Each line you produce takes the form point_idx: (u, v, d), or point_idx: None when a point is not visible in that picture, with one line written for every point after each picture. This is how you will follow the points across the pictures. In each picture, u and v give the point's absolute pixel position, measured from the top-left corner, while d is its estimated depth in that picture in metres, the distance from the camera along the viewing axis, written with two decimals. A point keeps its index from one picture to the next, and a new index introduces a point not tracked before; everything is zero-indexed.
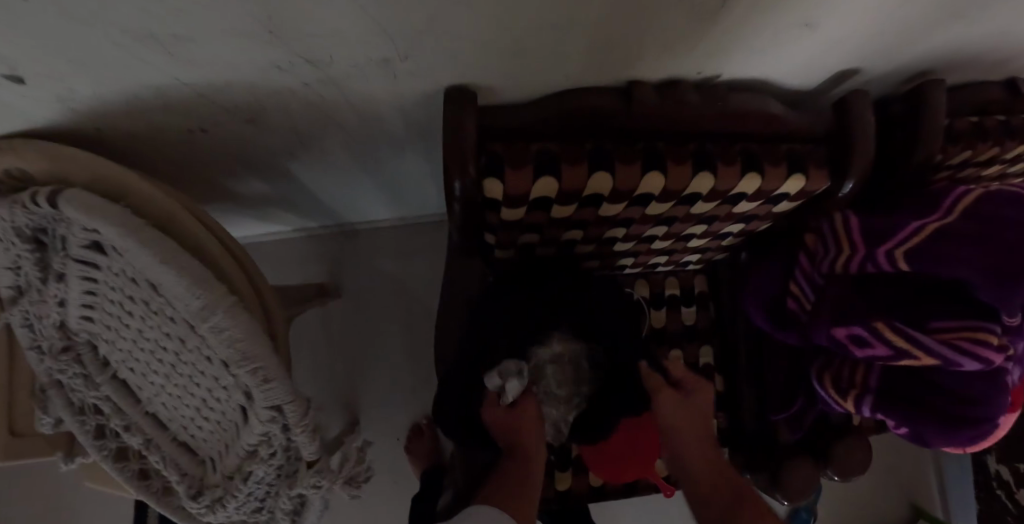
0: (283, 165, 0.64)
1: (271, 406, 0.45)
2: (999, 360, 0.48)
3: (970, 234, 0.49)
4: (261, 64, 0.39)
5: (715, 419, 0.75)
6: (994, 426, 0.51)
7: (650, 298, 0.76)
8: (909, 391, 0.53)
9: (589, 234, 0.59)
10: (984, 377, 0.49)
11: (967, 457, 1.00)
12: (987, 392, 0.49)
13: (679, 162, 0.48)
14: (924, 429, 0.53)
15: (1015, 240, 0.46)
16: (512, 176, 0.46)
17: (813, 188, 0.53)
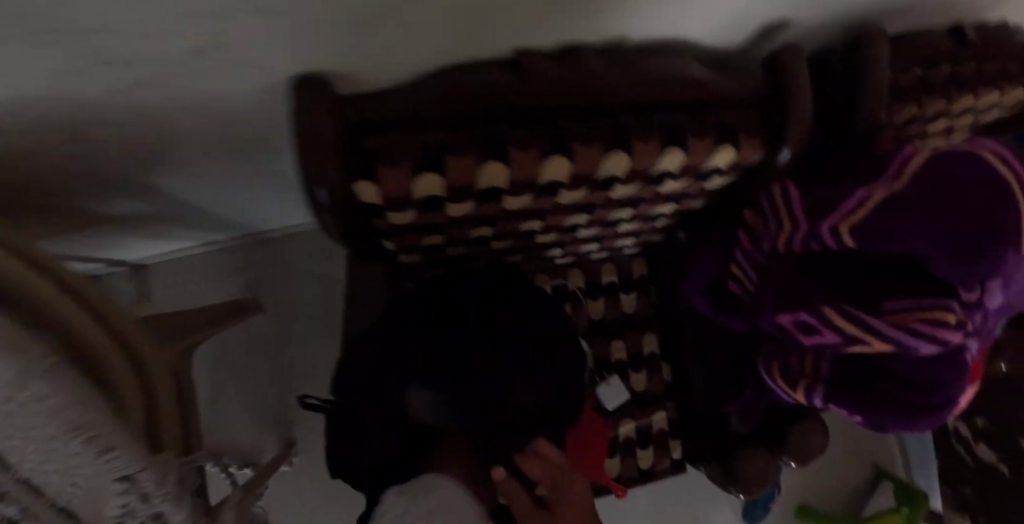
0: (146, 180, 0.55)
1: (126, 477, 0.35)
2: (958, 339, 0.41)
3: (921, 202, 0.43)
4: (38, 82, 0.30)
5: (664, 411, 0.70)
6: (953, 407, 0.45)
7: (586, 288, 0.71)
8: (862, 377, 0.48)
9: (503, 230, 0.53)
10: (942, 358, 0.43)
11: None
12: (950, 376, 0.42)
13: (586, 142, 0.41)
14: (883, 419, 0.47)
15: (970, 203, 0.40)
16: (388, 174, 0.39)
17: (745, 159, 0.47)
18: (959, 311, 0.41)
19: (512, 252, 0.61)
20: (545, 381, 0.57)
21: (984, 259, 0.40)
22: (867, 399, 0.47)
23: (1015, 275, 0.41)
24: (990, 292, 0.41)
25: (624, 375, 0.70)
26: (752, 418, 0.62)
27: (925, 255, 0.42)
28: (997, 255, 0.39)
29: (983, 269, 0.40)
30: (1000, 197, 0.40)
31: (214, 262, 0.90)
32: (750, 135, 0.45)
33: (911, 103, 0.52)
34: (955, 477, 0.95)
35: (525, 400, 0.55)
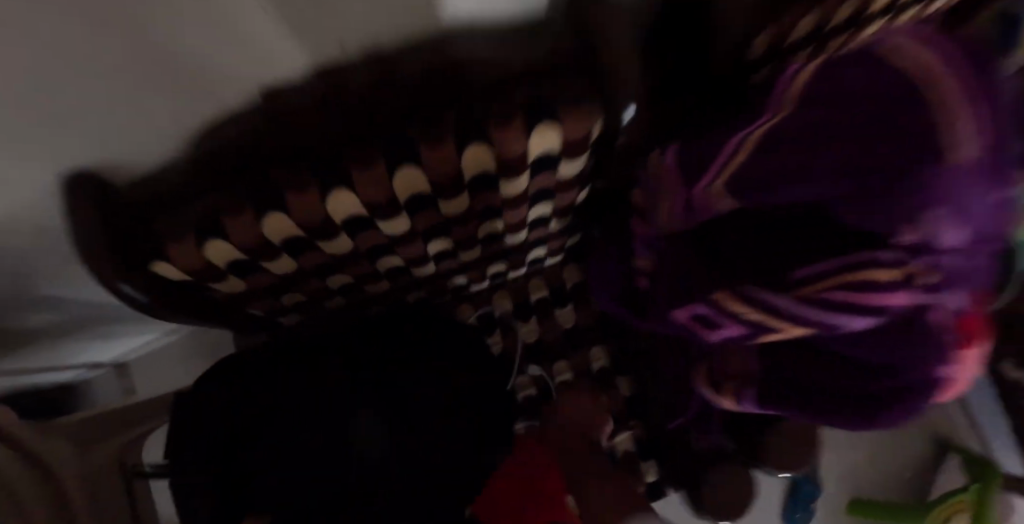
0: (35, 293, 0.54)
1: None
2: (902, 301, 0.31)
3: (805, 127, 0.30)
4: None
5: (629, 431, 0.63)
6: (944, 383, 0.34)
7: (514, 311, 0.66)
8: (809, 367, 0.39)
9: (362, 274, 0.49)
10: (896, 326, 0.33)
11: (988, 378, 0.81)
12: (919, 344, 0.32)
13: (365, 167, 0.35)
14: (845, 405, 0.38)
15: (863, 110, 0.28)
16: (177, 252, 0.37)
17: (575, 136, 0.37)
18: (910, 263, 0.30)
19: (405, 288, 0.56)
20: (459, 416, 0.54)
21: (912, 197, 0.27)
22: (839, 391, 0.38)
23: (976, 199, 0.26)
24: (938, 234, 0.28)
25: (572, 396, 0.64)
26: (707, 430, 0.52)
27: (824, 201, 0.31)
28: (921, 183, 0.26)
29: (903, 202, 0.27)
30: (903, 98, 0.26)
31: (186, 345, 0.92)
32: (582, 106, 0.35)
33: (810, 14, 0.41)
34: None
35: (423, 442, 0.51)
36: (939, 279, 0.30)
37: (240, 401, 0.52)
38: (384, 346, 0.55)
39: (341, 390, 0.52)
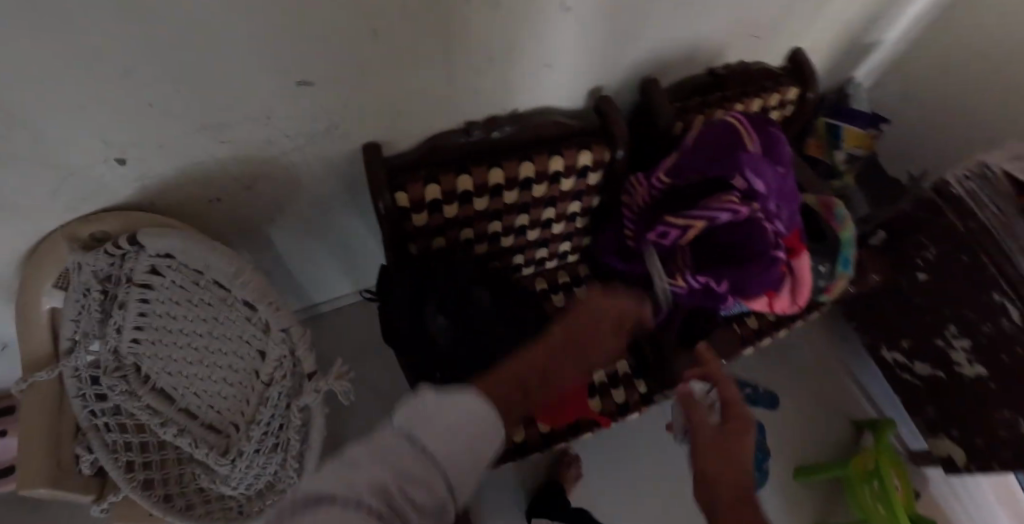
0: (270, 235, 0.85)
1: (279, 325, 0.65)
2: (745, 210, 0.73)
3: (699, 146, 0.77)
4: (260, 140, 0.66)
5: (625, 360, 0.92)
6: (773, 258, 0.75)
7: (549, 287, 1.00)
8: (715, 256, 0.76)
9: (478, 231, 0.87)
10: (745, 225, 0.74)
11: (876, 367, 1.13)
12: (756, 232, 0.74)
13: (509, 159, 0.77)
14: (733, 273, 0.75)
15: (719, 141, 0.77)
16: (411, 186, 0.75)
17: (600, 157, 0.81)
18: (741, 195, 0.74)
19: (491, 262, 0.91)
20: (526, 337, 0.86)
21: (737, 163, 0.73)
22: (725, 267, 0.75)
23: (762, 172, 0.73)
24: (752, 181, 0.73)
25: None
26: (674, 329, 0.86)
27: (706, 172, 0.76)
28: (739, 156, 0.73)
29: (736, 164, 0.73)
30: (730, 137, 0.76)
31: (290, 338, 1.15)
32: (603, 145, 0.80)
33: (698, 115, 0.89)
34: (915, 404, 1.06)
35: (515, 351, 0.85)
36: (758, 206, 0.74)
37: (393, 307, 0.83)
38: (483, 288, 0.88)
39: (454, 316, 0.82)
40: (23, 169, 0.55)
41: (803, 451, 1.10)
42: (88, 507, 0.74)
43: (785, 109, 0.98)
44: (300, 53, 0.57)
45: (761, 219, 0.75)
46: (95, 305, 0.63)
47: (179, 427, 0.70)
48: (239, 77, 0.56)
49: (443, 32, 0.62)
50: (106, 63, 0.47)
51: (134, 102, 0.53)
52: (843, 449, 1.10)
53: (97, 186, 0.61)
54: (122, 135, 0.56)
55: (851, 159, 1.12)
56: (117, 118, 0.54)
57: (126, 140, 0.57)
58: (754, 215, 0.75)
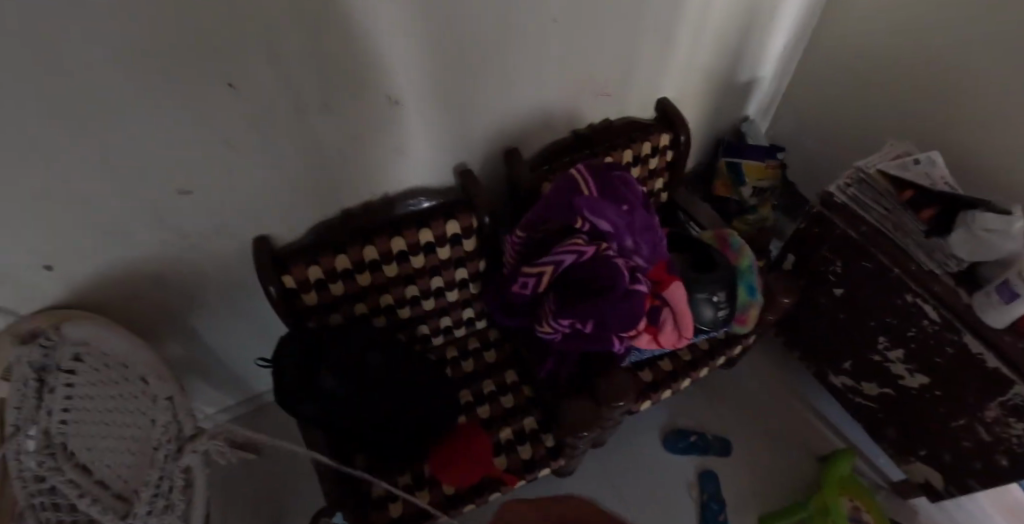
0: (194, 326, 0.96)
1: None
2: (590, 249, 0.78)
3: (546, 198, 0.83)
4: (161, 243, 0.79)
5: (532, 416, 0.92)
6: (627, 292, 0.77)
7: (459, 354, 1.01)
8: (576, 298, 0.78)
9: (372, 305, 0.91)
10: (595, 263, 0.78)
11: (835, 397, 1.06)
12: (607, 268, 0.77)
13: (383, 236, 0.85)
14: (592, 311, 0.77)
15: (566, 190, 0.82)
16: (296, 268, 0.82)
17: (469, 224, 0.87)
18: (586, 236, 0.79)
19: (392, 334, 0.92)
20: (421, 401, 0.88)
21: (575, 208, 0.79)
22: (583, 307, 0.77)
23: (601, 211, 0.79)
24: (593, 222, 0.79)
25: (496, 400, 0.94)
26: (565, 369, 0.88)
27: (553, 220, 0.80)
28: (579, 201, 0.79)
29: (575, 209, 0.79)
30: (565, 185, 0.81)
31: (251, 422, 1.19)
32: (469, 214, 0.87)
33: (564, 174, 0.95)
34: (876, 427, 0.99)
35: (417, 409, 0.87)
36: (606, 244, 0.79)
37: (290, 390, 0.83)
38: (384, 357, 0.88)
39: (345, 394, 0.82)
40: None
41: (764, 493, 1.01)
42: None
43: (665, 156, 1.01)
44: (165, 170, 0.69)
45: (612, 256, 0.78)
46: (31, 392, 0.68)
47: (95, 500, 0.74)
48: (119, 191, 0.69)
49: (291, 133, 0.74)
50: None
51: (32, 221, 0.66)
52: (809, 489, 1.01)
53: (27, 293, 0.75)
54: (36, 250, 0.70)
55: (758, 192, 1.10)
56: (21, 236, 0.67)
57: (40, 254, 0.70)
58: (603, 253, 0.79)
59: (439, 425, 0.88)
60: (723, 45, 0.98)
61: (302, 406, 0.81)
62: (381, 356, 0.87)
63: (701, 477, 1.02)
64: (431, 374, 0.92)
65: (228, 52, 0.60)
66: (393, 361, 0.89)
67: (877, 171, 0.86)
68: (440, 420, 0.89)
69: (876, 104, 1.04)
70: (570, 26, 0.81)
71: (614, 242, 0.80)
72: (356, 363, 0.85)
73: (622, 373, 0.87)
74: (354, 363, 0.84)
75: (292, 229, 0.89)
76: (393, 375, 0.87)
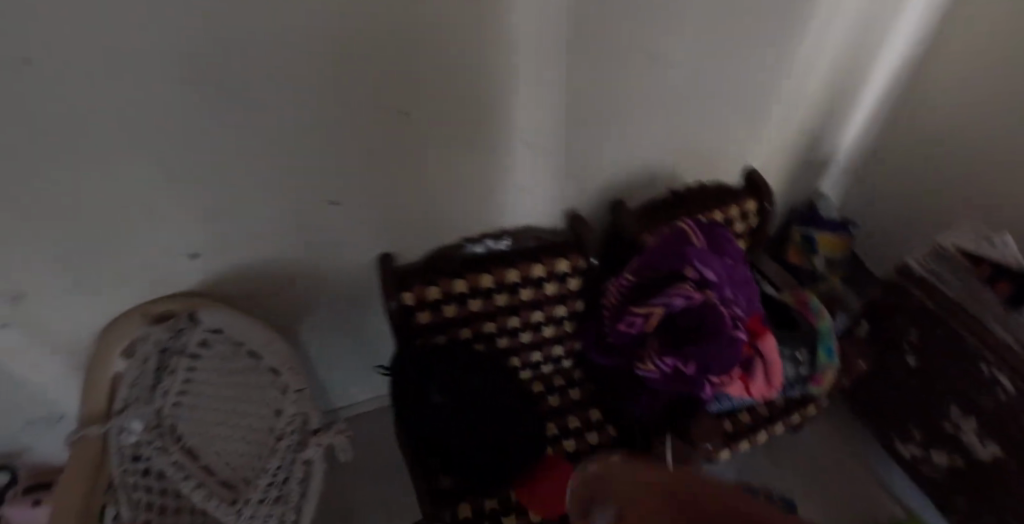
0: (301, 333, 1.02)
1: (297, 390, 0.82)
2: (697, 296, 0.83)
3: (657, 246, 0.90)
4: (297, 248, 0.87)
5: (617, 454, 0.95)
6: (730, 339, 0.82)
7: (545, 389, 1.04)
8: (680, 341, 0.84)
9: (475, 331, 0.97)
10: (701, 309, 0.83)
11: (905, 468, 1.08)
12: (713, 316, 0.82)
13: (500, 268, 0.92)
14: (696, 353, 0.82)
15: (677, 241, 0.89)
16: (417, 287, 0.89)
17: (577, 264, 0.96)
18: (695, 284, 0.85)
19: (489, 358, 0.96)
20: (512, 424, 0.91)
21: (685, 258, 0.86)
22: (687, 350, 0.82)
23: (709, 262, 0.86)
24: (702, 272, 0.85)
25: (581, 435, 0.99)
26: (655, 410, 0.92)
27: (664, 267, 0.88)
28: (689, 252, 0.86)
29: (685, 259, 0.86)
30: (678, 236, 0.89)
31: None
32: (577, 257, 0.96)
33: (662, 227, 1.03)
34: (946, 498, 1.01)
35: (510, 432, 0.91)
36: (712, 293, 0.84)
37: (402, 401, 0.90)
38: (482, 380, 0.92)
39: (449, 408, 0.88)
40: (121, 257, 0.78)
41: None
42: None
43: (749, 221, 1.10)
44: (325, 175, 0.79)
45: (717, 305, 0.84)
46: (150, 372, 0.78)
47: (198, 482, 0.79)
48: (283, 187, 0.78)
49: (436, 160, 0.84)
50: (186, 179, 0.72)
51: (202, 203, 0.75)
52: None
53: (173, 274, 0.83)
54: (196, 232, 0.79)
55: (830, 263, 1.20)
56: (189, 214, 0.76)
57: (197, 237, 0.79)
58: (709, 301, 0.84)
59: (528, 452, 0.92)
60: (802, 126, 1.10)
61: (412, 414, 0.88)
62: (480, 378, 0.92)
63: None
64: (520, 401, 0.96)
65: (405, 79, 0.72)
66: (487, 384, 0.93)
67: (954, 248, 0.95)
68: (525, 444, 0.91)
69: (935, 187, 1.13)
70: (682, 97, 0.93)
71: (718, 292, 0.85)
72: (459, 381, 0.89)
73: (708, 418, 0.92)
74: (456, 381, 0.89)
75: (411, 251, 0.96)
76: (488, 397, 0.91)
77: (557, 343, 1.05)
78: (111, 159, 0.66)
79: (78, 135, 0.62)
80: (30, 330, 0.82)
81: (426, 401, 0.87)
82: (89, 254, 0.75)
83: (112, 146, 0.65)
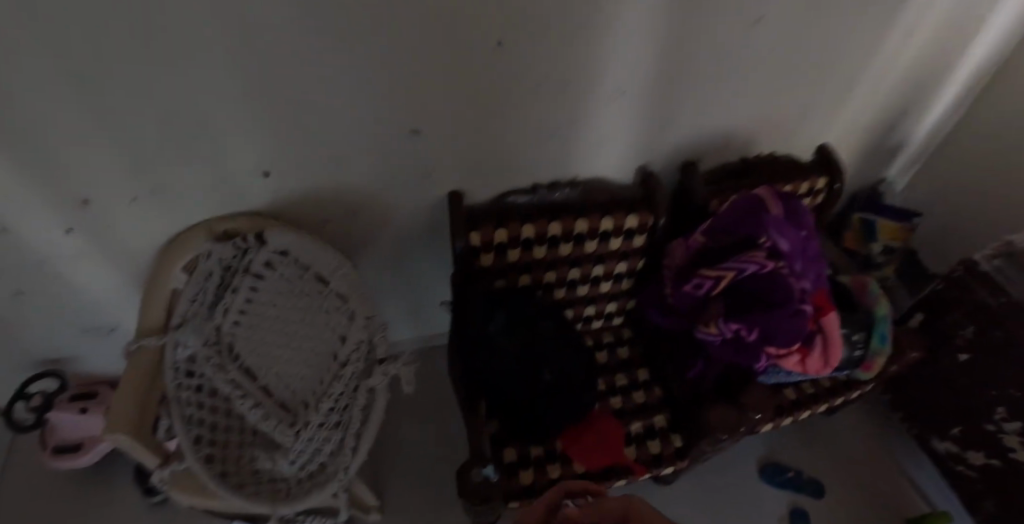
0: (361, 260, 1.02)
1: (366, 316, 0.86)
2: (769, 264, 0.82)
3: (732, 211, 0.88)
4: (369, 176, 0.85)
5: (662, 414, 0.96)
6: (799, 310, 0.80)
7: (595, 343, 1.09)
8: (748, 305, 0.83)
9: (536, 279, 0.99)
10: (771, 276, 0.81)
11: (935, 464, 1.09)
12: (782, 286, 0.81)
13: (566, 217, 0.93)
14: (767, 319, 0.80)
15: (755, 209, 0.87)
16: (484, 228, 0.89)
17: (645, 221, 0.96)
18: (767, 252, 0.84)
19: (549, 306, 0.99)
20: (563, 374, 0.92)
21: (760, 225, 0.85)
22: (755, 316, 0.80)
23: (784, 231, 0.84)
24: (776, 241, 0.84)
25: (628, 393, 1.00)
26: (710, 376, 0.91)
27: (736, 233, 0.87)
28: (762, 219, 0.85)
29: (761, 226, 0.84)
30: (754, 202, 0.87)
31: None
32: (644, 215, 0.96)
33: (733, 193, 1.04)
34: (975, 499, 1.01)
35: (559, 383, 0.91)
36: (784, 263, 0.83)
37: (465, 336, 0.92)
38: (538, 329, 0.94)
39: (507, 353, 0.90)
40: (197, 170, 0.76)
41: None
42: (153, 471, 0.82)
43: (816, 197, 1.11)
44: (410, 104, 0.76)
45: (787, 275, 0.82)
46: (211, 287, 0.78)
47: (256, 402, 0.79)
48: (364, 112, 0.76)
49: (520, 97, 0.81)
50: (272, 96, 0.70)
51: (282, 122, 0.73)
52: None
53: (243, 191, 0.82)
54: (272, 152, 0.77)
55: (888, 252, 1.21)
56: (269, 131, 0.74)
57: (273, 157, 0.78)
58: (779, 271, 0.82)
59: (579, 406, 0.92)
60: (885, 106, 1.06)
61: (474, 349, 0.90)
62: (533, 325, 0.93)
63: (794, 515, 1.05)
64: (573, 353, 0.96)
65: (507, 10, 0.68)
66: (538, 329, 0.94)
67: None
68: (575, 396, 0.92)
69: (1014, 185, 1.08)
70: (779, 58, 0.88)
71: (789, 262, 0.83)
72: (517, 326, 0.92)
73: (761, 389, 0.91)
74: (513, 325, 0.92)
75: (479, 193, 0.95)
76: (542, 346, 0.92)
77: (608, 302, 1.07)
78: (195, 69, 0.63)
79: (165, 43, 0.59)
80: (101, 236, 0.82)
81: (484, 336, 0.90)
82: (166, 164, 0.74)
83: (196, 55, 0.62)
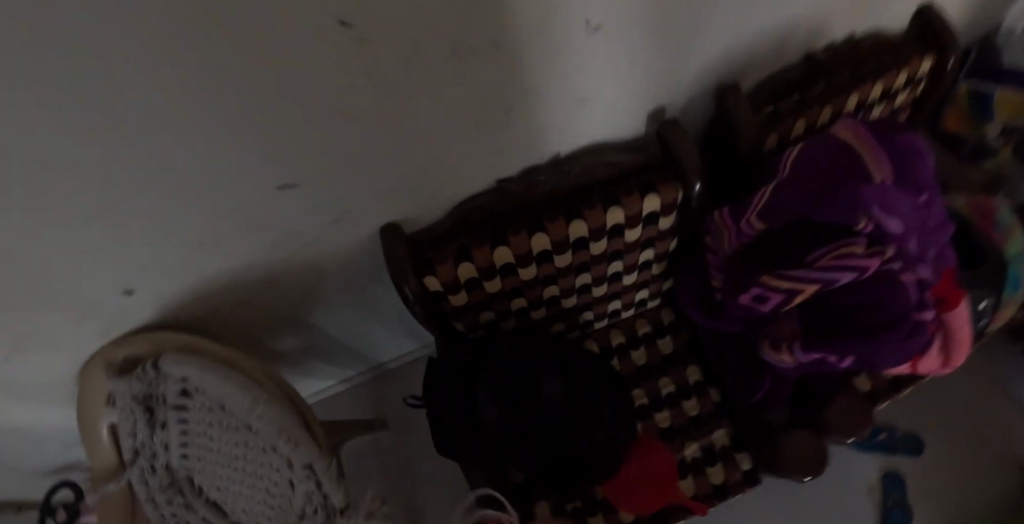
0: (309, 317, 0.79)
1: (305, 463, 0.60)
2: (874, 265, 0.55)
3: (810, 177, 0.59)
4: (266, 246, 0.59)
5: (722, 428, 0.79)
6: (911, 324, 0.56)
7: (626, 341, 0.86)
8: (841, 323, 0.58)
9: (533, 298, 0.75)
10: (873, 279, 0.56)
11: None
12: (892, 295, 0.56)
13: (555, 220, 0.64)
14: (868, 345, 0.57)
15: (843, 177, 0.58)
16: (442, 269, 0.64)
17: (671, 199, 0.66)
18: (868, 244, 0.55)
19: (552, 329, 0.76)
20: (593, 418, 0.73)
21: (853, 200, 0.54)
22: (853, 345, 0.57)
23: (896, 205, 0.54)
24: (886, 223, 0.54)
25: (677, 405, 0.82)
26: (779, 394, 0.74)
27: (816, 217, 0.57)
28: (850, 192, 0.55)
29: (860, 202, 0.54)
30: (833, 167, 0.59)
31: (368, 392, 1.10)
32: (666, 184, 0.65)
33: (795, 118, 0.71)
34: None
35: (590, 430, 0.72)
36: (892, 253, 0.55)
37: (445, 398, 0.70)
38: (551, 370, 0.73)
39: (520, 416, 0.70)
40: (26, 315, 0.53)
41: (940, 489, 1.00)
42: None
43: (915, 88, 0.77)
44: (272, 157, 0.47)
45: (899, 270, 0.56)
46: (140, 424, 0.59)
47: None
48: (207, 189, 0.48)
49: (442, 93, 0.49)
50: (49, 222, 0.43)
51: (98, 239, 0.47)
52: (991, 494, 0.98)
53: (115, 313, 0.59)
54: (110, 271, 0.52)
55: (1008, 132, 0.87)
56: (88, 254, 0.48)
57: (117, 274, 0.53)
58: (885, 266, 0.56)
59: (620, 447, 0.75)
60: None
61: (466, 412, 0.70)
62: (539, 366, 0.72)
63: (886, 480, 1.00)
64: (599, 383, 0.76)
65: None
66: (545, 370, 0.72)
67: None
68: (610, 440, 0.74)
69: None
70: None
71: (896, 247, 0.56)
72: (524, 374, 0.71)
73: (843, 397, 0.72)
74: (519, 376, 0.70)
75: (430, 213, 0.67)
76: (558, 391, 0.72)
77: (634, 293, 0.83)
78: None
79: None
80: None
81: (474, 398, 0.70)
82: None
83: None
